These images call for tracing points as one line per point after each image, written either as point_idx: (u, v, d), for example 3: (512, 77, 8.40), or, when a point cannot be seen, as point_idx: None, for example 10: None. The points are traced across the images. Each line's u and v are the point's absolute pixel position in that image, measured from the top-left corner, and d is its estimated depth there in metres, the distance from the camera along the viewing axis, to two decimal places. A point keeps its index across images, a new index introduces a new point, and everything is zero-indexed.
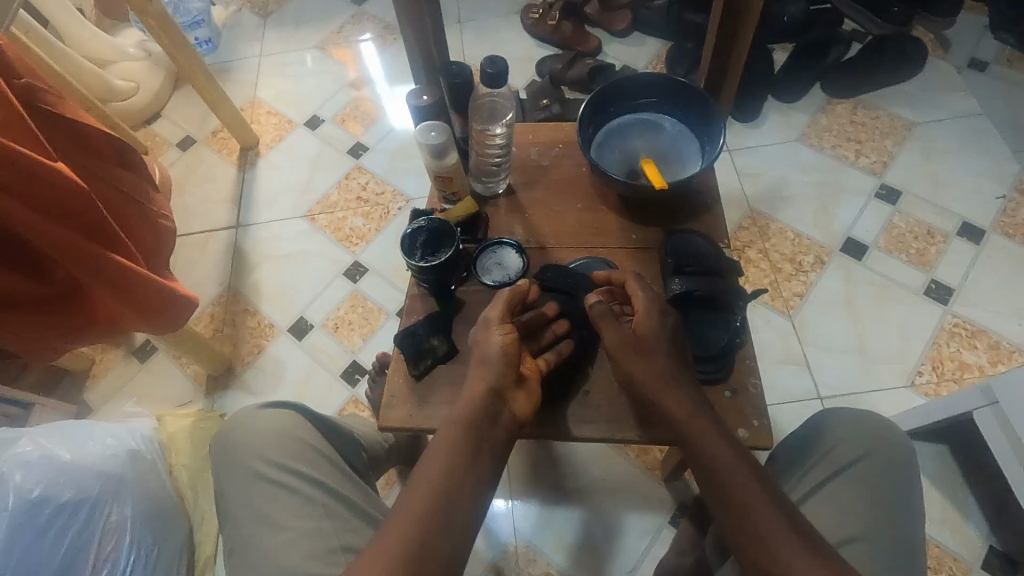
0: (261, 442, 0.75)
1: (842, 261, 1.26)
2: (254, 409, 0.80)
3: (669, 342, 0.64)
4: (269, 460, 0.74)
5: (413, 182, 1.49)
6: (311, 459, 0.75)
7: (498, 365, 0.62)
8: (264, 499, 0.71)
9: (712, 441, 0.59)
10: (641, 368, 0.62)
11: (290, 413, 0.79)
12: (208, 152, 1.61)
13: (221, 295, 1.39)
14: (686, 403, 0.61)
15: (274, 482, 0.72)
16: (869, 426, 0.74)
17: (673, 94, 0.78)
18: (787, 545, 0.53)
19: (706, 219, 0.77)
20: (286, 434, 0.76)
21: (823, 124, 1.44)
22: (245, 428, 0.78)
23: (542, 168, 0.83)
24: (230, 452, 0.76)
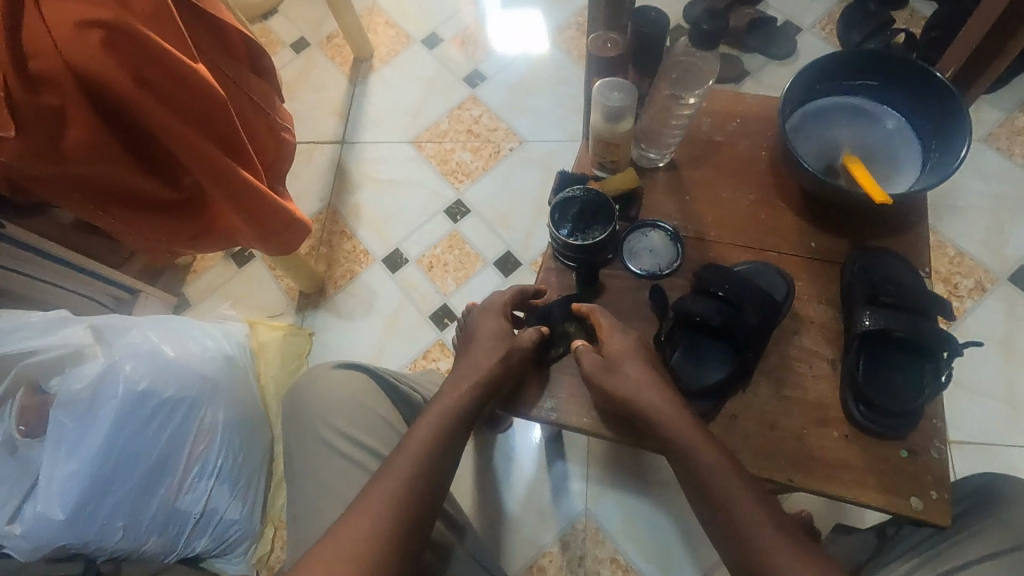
0: (332, 407, 0.76)
1: (1008, 292, 1.09)
2: (322, 369, 0.80)
3: (642, 355, 0.60)
4: (340, 428, 0.75)
5: (529, 123, 1.38)
6: (379, 430, 0.76)
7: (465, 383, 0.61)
8: (332, 468, 0.72)
9: (708, 456, 0.54)
10: (616, 381, 0.58)
11: (362, 377, 0.80)
12: (322, 58, 1.54)
13: (320, 211, 1.37)
14: (675, 417, 0.56)
15: (344, 451, 0.73)
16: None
17: (905, 82, 0.64)
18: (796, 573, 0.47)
19: (904, 239, 0.65)
20: (358, 402, 0.77)
21: (1020, 125, 1.22)
22: (317, 388, 0.78)
23: (714, 144, 0.72)
24: (299, 412, 0.77)
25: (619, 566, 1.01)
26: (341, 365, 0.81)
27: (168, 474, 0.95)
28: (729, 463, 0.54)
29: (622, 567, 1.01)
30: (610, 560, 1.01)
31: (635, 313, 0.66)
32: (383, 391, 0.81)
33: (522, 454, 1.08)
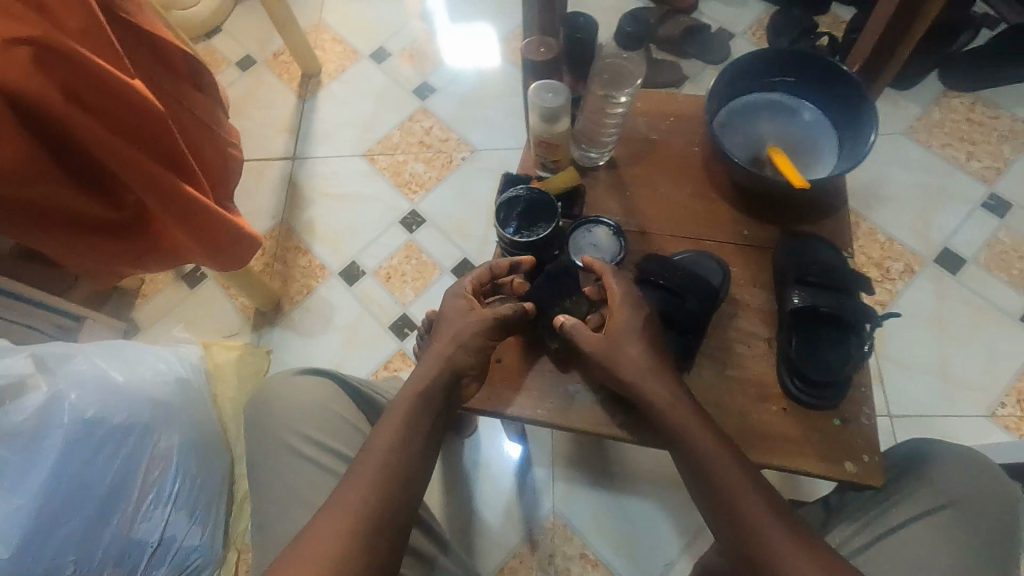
0: (295, 414, 0.75)
1: (934, 273, 1.17)
2: (289, 374, 0.79)
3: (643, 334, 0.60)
4: (304, 433, 0.74)
5: (479, 132, 1.41)
6: (345, 434, 0.76)
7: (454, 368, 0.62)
8: (297, 475, 0.71)
9: (701, 437, 0.56)
10: (612, 362, 0.59)
11: (325, 382, 0.79)
12: (269, 75, 1.54)
13: (274, 228, 1.36)
14: (670, 398, 0.58)
15: (309, 456, 0.73)
16: (983, 475, 0.64)
17: (817, 77, 0.69)
18: (782, 547, 0.50)
19: (828, 223, 0.69)
20: (322, 407, 0.76)
21: (936, 118, 1.31)
22: (278, 396, 0.76)
23: (650, 143, 0.75)
24: (263, 420, 0.76)
25: (589, 562, 1.02)
26: (304, 371, 0.80)
27: (120, 504, 0.91)
28: (722, 442, 0.56)
29: (592, 562, 1.02)
30: (580, 556, 1.02)
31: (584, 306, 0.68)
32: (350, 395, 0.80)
33: (489, 459, 1.09)
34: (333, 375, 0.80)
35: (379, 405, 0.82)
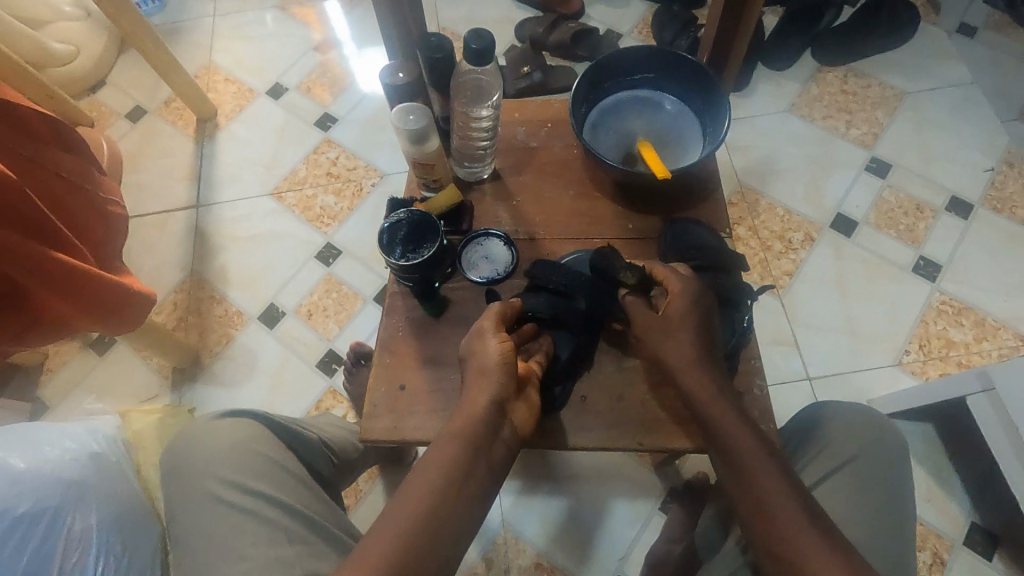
0: (218, 459, 0.72)
1: (832, 237, 1.23)
2: (211, 418, 0.76)
3: (697, 321, 0.61)
4: (229, 479, 0.70)
5: (387, 156, 1.40)
6: (274, 476, 0.72)
7: (498, 378, 0.59)
8: (222, 524, 0.68)
9: (735, 425, 0.58)
10: (665, 348, 0.61)
11: (249, 423, 0.76)
12: (163, 124, 1.49)
13: (184, 280, 1.30)
14: (710, 388, 0.59)
15: (235, 503, 0.68)
16: (869, 427, 0.69)
17: (674, 70, 0.72)
18: (801, 533, 0.52)
19: (706, 206, 0.72)
20: (247, 449, 0.73)
21: (815, 93, 1.39)
22: (201, 442, 0.73)
23: (530, 150, 0.77)
24: (183, 470, 0.72)
25: (544, 570, 1.02)
26: (230, 413, 0.77)
27: None
28: (754, 431, 0.58)
29: (548, 570, 1.02)
30: (534, 565, 1.02)
31: None
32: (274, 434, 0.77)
33: None
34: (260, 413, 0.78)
35: (309, 438, 0.80)
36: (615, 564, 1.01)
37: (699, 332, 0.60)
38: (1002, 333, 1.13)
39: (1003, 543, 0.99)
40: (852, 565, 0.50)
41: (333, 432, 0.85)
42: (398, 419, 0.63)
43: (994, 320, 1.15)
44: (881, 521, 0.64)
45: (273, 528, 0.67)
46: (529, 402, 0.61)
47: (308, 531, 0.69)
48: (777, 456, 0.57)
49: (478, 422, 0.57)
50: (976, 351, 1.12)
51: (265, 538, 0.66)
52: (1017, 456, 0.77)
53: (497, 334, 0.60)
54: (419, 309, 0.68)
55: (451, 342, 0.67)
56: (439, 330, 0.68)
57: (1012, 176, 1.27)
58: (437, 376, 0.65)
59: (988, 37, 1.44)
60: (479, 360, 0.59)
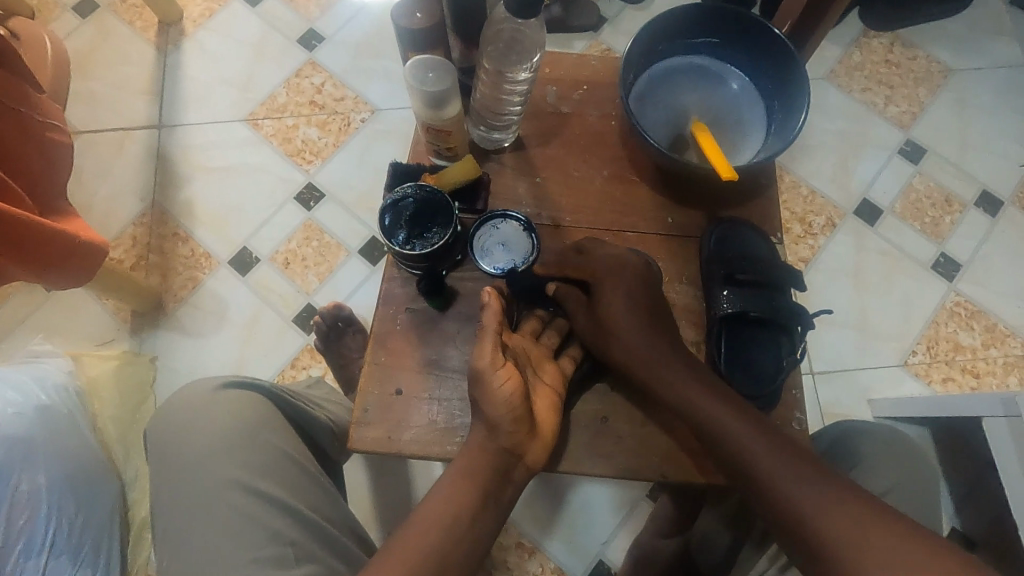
0: (217, 446, 0.60)
1: (854, 225, 1.16)
2: (210, 391, 0.64)
3: (640, 313, 0.58)
4: (227, 474, 0.58)
5: (379, 88, 1.23)
6: (282, 472, 0.60)
7: (506, 424, 0.52)
8: (209, 525, 0.57)
9: (722, 416, 0.55)
10: (622, 350, 0.58)
11: (251, 399, 0.64)
12: (118, 23, 1.28)
13: (144, 212, 1.16)
14: (685, 377, 0.57)
15: (233, 505, 0.57)
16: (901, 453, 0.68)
17: (742, 39, 0.62)
18: (814, 500, 0.50)
19: (754, 205, 0.64)
20: (251, 436, 0.61)
21: (856, 61, 1.27)
22: (197, 420, 0.61)
23: (560, 117, 0.66)
24: (172, 452, 0.60)
25: (525, 550, 0.99)
26: (232, 385, 0.65)
27: None
28: (740, 414, 0.55)
29: (529, 550, 0.99)
30: (515, 545, 0.99)
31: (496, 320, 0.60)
32: (277, 413, 0.65)
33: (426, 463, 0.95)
34: (266, 388, 0.66)
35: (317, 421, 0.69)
36: (599, 548, 0.99)
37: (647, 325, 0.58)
38: (1011, 341, 1.10)
39: None
40: (875, 520, 0.47)
41: (340, 412, 0.74)
42: (392, 429, 0.56)
43: (1005, 327, 1.11)
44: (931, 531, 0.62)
45: (276, 541, 0.56)
46: (543, 435, 0.55)
47: (317, 544, 0.58)
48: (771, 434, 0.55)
49: (486, 455, 0.52)
50: (983, 357, 1.09)
51: (267, 554, 0.55)
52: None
53: (501, 372, 0.51)
54: (423, 301, 0.59)
55: (456, 341, 0.59)
56: (444, 326, 0.59)
57: None
58: (442, 382, 0.58)
59: None
60: (485, 403, 0.52)
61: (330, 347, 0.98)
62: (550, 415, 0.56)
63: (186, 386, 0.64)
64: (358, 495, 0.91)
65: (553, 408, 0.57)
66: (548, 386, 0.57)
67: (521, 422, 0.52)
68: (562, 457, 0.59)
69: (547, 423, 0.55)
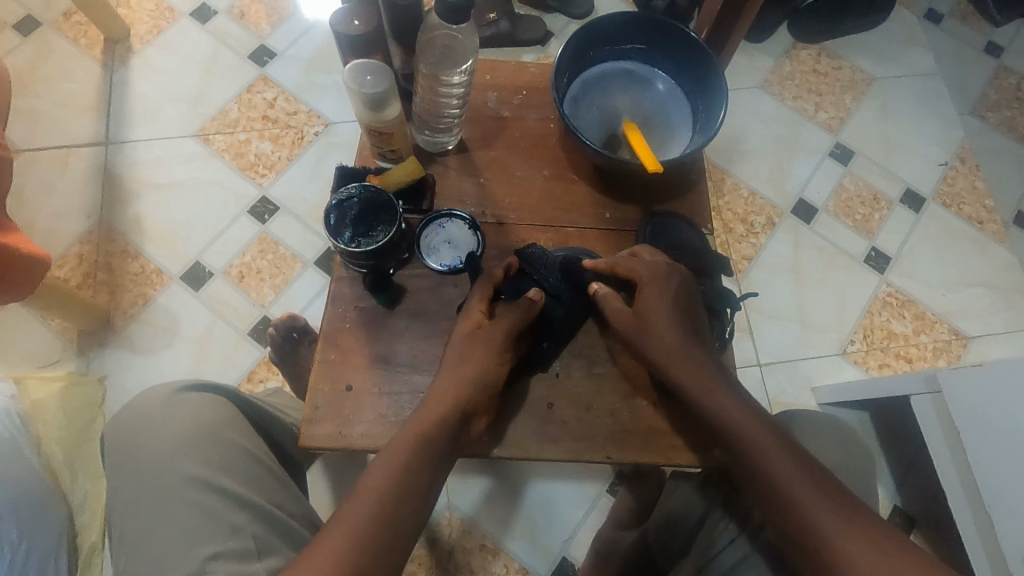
0: (178, 446, 0.57)
1: (792, 223, 1.23)
2: (169, 392, 0.61)
3: (681, 320, 0.60)
4: (187, 471, 0.55)
5: (331, 102, 1.25)
6: (244, 468, 0.58)
7: (477, 389, 0.56)
8: (170, 525, 0.54)
9: (754, 425, 0.57)
10: (656, 348, 0.60)
11: (212, 400, 0.62)
12: (61, 41, 1.26)
13: (91, 230, 1.14)
14: (696, 364, 0.59)
15: (194, 502, 0.54)
16: (842, 437, 0.71)
17: (666, 44, 0.66)
18: (820, 512, 0.52)
19: (685, 199, 0.68)
20: (210, 434, 0.58)
21: (787, 71, 1.35)
22: (156, 422, 0.58)
23: (500, 121, 0.69)
24: (129, 454, 0.57)
25: (488, 551, 0.99)
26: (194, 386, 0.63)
27: None
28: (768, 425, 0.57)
29: (493, 551, 0.99)
30: (479, 546, 1.00)
31: (442, 313, 0.61)
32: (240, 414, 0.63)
33: None
34: (227, 390, 0.64)
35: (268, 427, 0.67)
36: (562, 545, 1.01)
37: (688, 334, 0.60)
38: (939, 326, 1.18)
39: (919, 524, 1.01)
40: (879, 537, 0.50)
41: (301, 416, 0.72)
42: (343, 425, 0.57)
43: (933, 313, 1.18)
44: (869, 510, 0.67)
45: (238, 536, 0.53)
46: (491, 406, 0.59)
47: (281, 540, 0.55)
48: (796, 451, 0.56)
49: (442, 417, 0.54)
50: (914, 343, 1.16)
51: (228, 548, 0.53)
52: (953, 455, 0.80)
53: (494, 352, 0.58)
54: (370, 298, 0.61)
55: (405, 336, 0.60)
56: (392, 322, 0.61)
57: (963, 172, 1.29)
58: (392, 378, 0.59)
59: (953, 26, 1.43)
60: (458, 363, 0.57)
61: (285, 358, 0.99)
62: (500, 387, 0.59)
63: (144, 390, 0.61)
64: (317, 502, 0.91)
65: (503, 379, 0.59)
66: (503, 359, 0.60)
67: (484, 392, 0.57)
68: (508, 443, 0.62)
69: (499, 393, 0.60)
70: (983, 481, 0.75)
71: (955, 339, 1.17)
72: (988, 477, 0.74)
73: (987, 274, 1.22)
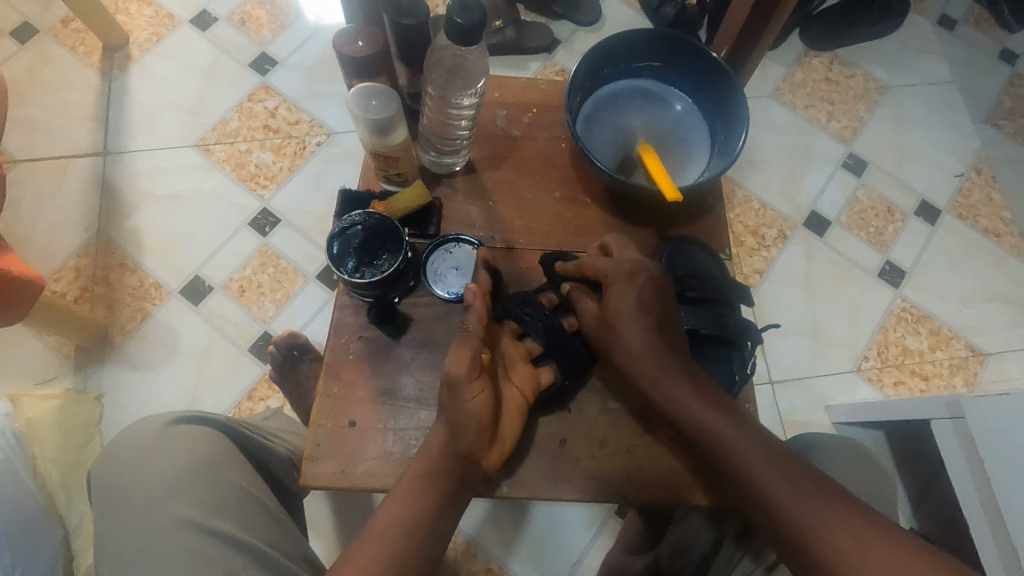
0: (169, 486, 0.54)
1: (804, 236, 1.20)
2: (160, 426, 0.58)
3: (649, 323, 0.58)
4: (178, 514, 0.53)
5: (334, 111, 1.22)
6: (238, 508, 0.55)
7: (471, 432, 0.51)
8: (158, 570, 0.51)
9: (730, 429, 0.56)
10: (622, 353, 0.58)
11: (207, 434, 0.59)
12: (58, 48, 1.24)
13: (88, 243, 1.12)
14: (672, 373, 0.57)
15: (185, 547, 0.51)
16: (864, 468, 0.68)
17: (684, 62, 0.64)
18: (809, 513, 0.51)
19: (702, 222, 0.66)
20: (204, 473, 0.55)
21: (799, 79, 1.32)
22: (147, 459, 0.55)
23: (510, 140, 0.67)
24: (117, 495, 0.54)
25: (494, 574, 0.97)
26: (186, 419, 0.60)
27: None
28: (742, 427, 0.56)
29: (498, 575, 0.97)
30: (484, 570, 0.97)
31: (450, 342, 0.59)
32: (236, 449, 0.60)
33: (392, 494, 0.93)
34: (221, 422, 0.61)
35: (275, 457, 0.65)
36: (569, 568, 0.98)
37: (656, 334, 0.58)
38: (955, 343, 1.15)
39: None
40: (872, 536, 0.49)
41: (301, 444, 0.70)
42: (345, 463, 0.54)
43: (948, 329, 1.16)
44: None
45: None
46: (502, 445, 0.54)
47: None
48: (776, 452, 0.55)
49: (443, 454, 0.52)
50: (930, 360, 1.13)
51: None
52: (975, 484, 0.78)
53: (474, 388, 0.50)
54: (374, 327, 0.58)
55: (411, 369, 0.58)
56: (398, 352, 0.58)
57: (979, 183, 1.26)
58: (397, 413, 0.56)
59: (969, 33, 1.39)
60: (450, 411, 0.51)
61: (286, 376, 0.96)
62: (516, 425, 0.55)
63: (134, 424, 0.58)
64: (319, 527, 0.88)
65: (520, 415, 0.55)
66: (519, 391, 0.55)
67: (483, 432, 0.51)
68: (517, 479, 0.60)
69: (511, 430, 0.55)
70: (1010, 515, 0.72)
71: (972, 356, 1.14)
72: (1012, 509, 0.72)
73: (1003, 288, 1.19)
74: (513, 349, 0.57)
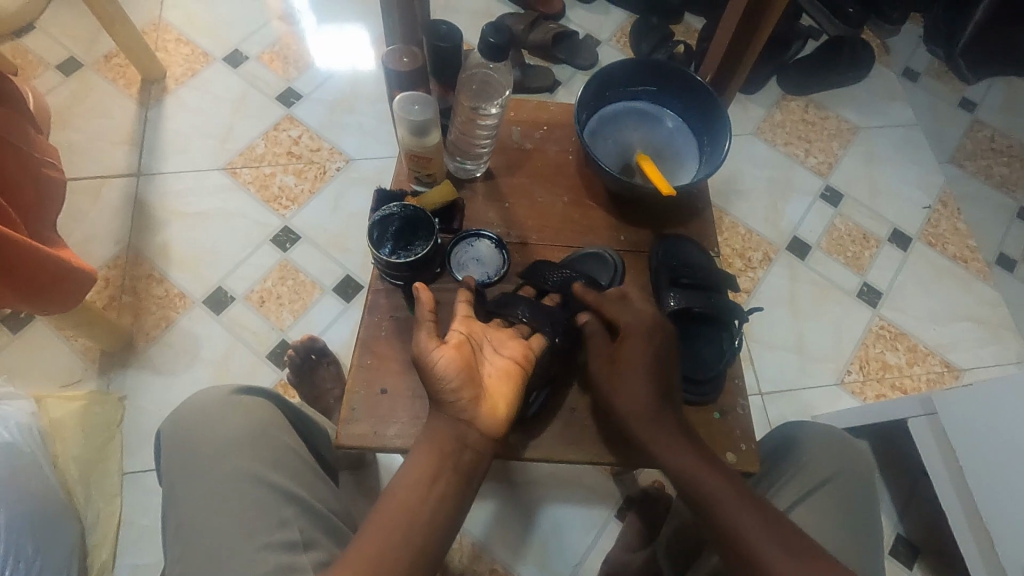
0: (232, 441, 0.62)
1: (787, 259, 1.29)
2: (224, 394, 0.67)
3: (654, 376, 0.63)
4: (241, 465, 0.60)
5: (353, 140, 1.33)
6: (289, 466, 0.63)
7: (450, 382, 0.58)
8: (221, 511, 0.58)
9: (711, 478, 0.59)
10: (624, 403, 0.63)
11: (263, 403, 0.68)
12: (100, 81, 1.35)
13: (119, 255, 1.19)
14: (650, 409, 0.62)
15: (246, 495, 0.59)
16: (845, 448, 0.73)
17: (674, 87, 0.76)
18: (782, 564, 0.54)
19: (692, 224, 0.76)
20: (262, 434, 0.64)
21: (778, 119, 1.45)
22: (213, 420, 0.64)
23: (524, 151, 0.77)
24: (186, 448, 0.62)
25: None
26: (242, 391, 0.68)
27: None
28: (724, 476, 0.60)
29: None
30: (488, 571, 1.00)
31: None
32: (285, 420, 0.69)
33: None
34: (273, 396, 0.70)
35: (312, 431, 0.73)
36: (570, 570, 1.01)
37: (661, 397, 0.63)
38: (931, 359, 1.22)
39: (923, 553, 1.03)
40: None
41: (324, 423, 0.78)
42: (377, 425, 0.63)
43: (925, 346, 1.24)
44: (855, 531, 0.67)
45: (285, 528, 0.58)
46: (492, 404, 0.59)
47: (321, 533, 0.61)
48: (764, 508, 0.58)
49: (453, 429, 0.58)
50: (908, 375, 1.21)
51: (277, 539, 0.57)
52: (949, 475, 0.83)
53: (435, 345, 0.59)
54: (404, 306, 0.68)
55: None
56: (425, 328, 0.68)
57: (945, 215, 1.37)
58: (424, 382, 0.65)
59: (930, 82, 1.54)
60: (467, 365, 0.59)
61: (303, 379, 1.02)
62: (507, 387, 0.60)
63: (198, 391, 0.67)
64: None
65: (512, 379, 0.61)
66: (509, 358, 0.62)
67: (461, 387, 0.58)
68: (534, 447, 0.68)
69: (501, 394, 0.60)
70: (982, 500, 0.78)
71: (947, 371, 1.22)
72: (981, 492, 0.78)
73: (972, 309, 1.28)
74: (500, 333, 0.65)
